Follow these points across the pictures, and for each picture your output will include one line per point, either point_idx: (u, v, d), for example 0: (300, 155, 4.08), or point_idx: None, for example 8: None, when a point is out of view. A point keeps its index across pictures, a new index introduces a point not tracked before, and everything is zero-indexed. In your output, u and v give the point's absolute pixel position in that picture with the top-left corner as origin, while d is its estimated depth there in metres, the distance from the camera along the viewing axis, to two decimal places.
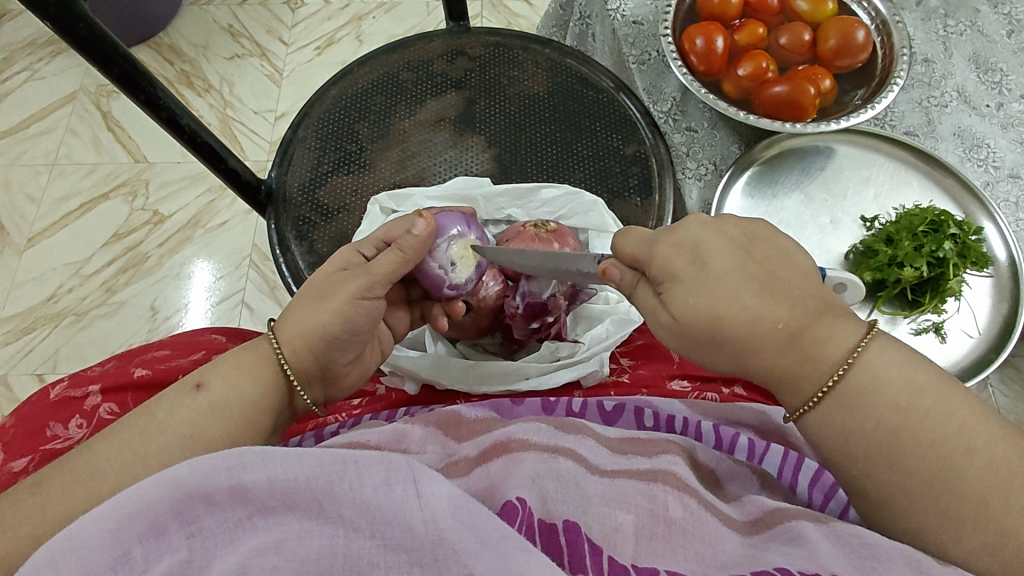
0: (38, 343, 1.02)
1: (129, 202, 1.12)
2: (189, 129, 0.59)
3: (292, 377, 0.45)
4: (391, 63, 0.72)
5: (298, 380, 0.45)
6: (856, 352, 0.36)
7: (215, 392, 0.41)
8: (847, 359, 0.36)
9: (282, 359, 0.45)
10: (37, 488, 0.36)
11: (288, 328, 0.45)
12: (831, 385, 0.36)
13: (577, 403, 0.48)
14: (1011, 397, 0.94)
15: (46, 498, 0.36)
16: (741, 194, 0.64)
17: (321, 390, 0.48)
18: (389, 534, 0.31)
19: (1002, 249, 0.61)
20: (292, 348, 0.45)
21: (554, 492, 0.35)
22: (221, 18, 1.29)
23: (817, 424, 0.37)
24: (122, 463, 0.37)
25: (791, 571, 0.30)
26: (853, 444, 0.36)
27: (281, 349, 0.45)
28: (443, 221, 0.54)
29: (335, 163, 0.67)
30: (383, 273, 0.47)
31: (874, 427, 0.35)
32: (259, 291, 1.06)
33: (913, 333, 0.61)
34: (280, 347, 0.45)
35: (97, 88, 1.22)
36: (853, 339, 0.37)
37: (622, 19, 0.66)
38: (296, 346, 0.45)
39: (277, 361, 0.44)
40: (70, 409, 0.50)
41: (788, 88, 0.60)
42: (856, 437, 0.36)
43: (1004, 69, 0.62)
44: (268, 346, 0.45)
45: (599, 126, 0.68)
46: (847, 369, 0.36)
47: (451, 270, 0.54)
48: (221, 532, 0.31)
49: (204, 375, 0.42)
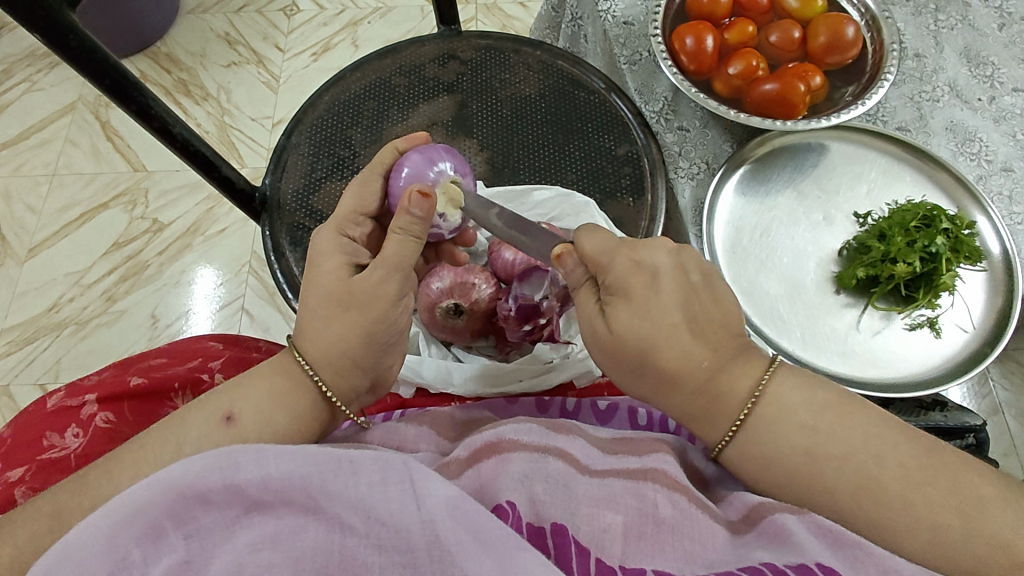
0: (40, 353, 1.03)
1: (128, 211, 1.13)
2: (181, 138, 0.60)
3: (330, 395, 0.45)
4: (384, 68, 0.72)
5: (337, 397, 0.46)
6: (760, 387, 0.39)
7: (244, 413, 0.42)
8: (750, 397, 0.39)
9: (315, 375, 0.45)
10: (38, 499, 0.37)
11: (310, 339, 0.46)
12: (741, 420, 0.39)
13: (571, 403, 0.49)
14: (1011, 391, 0.94)
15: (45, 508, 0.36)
16: (734, 193, 0.63)
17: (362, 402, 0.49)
18: (383, 534, 0.31)
19: (995, 243, 0.61)
20: (327, 372, 0.45)
21: (543, 494, 0.35)
22: (217, 26, 1.30)
23: (762, 423, 0.39)
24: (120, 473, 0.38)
25: (777, 565, 0.31)
26: (775, 469, 0.38)
27: (316, 372, 0.45)
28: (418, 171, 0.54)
29: (328, 169, 0.67)
30: (391, 258, 0.46)
31: (791, 447, 0.38)
32: (258, 297, 1.06)
33: (907, 328, 0.60)
34: (314, 369, 0.45)
35: (95, 98, 1.23)
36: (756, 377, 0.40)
37: (614, 20, 0.66)
38: (327, 359, 0.45)
39: (315, 383, 0.45)
40: (66, 418, 0.51)
41: (778, 86, 0.60)
42: (778, 461, 0.38)
43: (995, 63, 0.64)
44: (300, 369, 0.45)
45: (590, 127, 0.69)
46: (752, 406, 0.39)
47: (442, 220, 0.55)
48: (218, 531, 0.31)
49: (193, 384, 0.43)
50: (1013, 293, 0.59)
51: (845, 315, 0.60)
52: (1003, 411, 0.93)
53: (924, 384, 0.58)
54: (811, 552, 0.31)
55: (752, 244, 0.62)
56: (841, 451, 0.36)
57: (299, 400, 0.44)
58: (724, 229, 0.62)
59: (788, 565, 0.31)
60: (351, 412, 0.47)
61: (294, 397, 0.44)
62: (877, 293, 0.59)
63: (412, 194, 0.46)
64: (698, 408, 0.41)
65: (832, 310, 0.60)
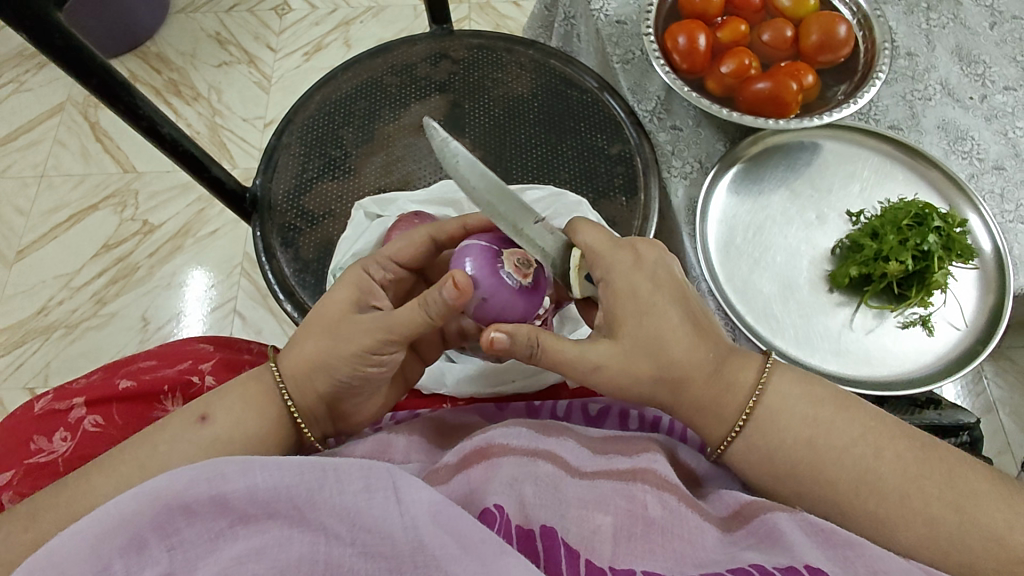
0: (28, 356, 1.01)
1: (119, 213, 1.13)
2: (170, 138, 0.59)
3: (296, 414, 0.45)
4: (375, 68, 0.72)
5: (303, 418, 0.45)
6: (762, 381, 0.41)
7: (227, 418, 0.43)
8: (749, 402, 0.41)
9: (284, 391, 0.44)
10: (36, 521, 0.37)
11: (291, 352, 0.45)
12: (749, 413, 0.40)
13: (562, 407, 0.48)
14: (1005, 388, 0.94)
15: (41, 528, 0.37)
16: (726, 193, 0.63)
17: (329, 425, 0.47)
18: (370, 540, 0.30)
19: (988, 241, 0.60)
20: (296, 386, 0.45)
21: (533, 496, 0.35)
22: (208, 26, 1.29)
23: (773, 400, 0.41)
24: (117, 488, 0.39)
25: (765, 566, 0.30)
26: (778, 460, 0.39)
27: (285, 385, 0.45)
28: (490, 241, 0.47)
29: (319, 169, 0.67)
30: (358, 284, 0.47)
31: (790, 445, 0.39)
32: (250, 299, 1.06)
33: (900, 326, 0.60)
34: (285, 382, 0.45)
35: (85, 99, 1.22)
36: (756, 368, 0.42)
37: (606, 19, 0.67)
38: (296, 380, 0.44)
39: (282, 398, 0.44)
40: (54, 422, 0.50)
41: (771, 84, 0.60)
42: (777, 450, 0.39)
43: (987, 62, 0.64)
44: (272, 377, 0.45)
45: (584, 125, 0.69)
46: (756, 399, 0.41)
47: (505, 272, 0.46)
48: (203, 543, 0.30)
49: (217, 413, 0.43)
50: (1005, 291, 0.59)
51: (839, 314, 0.60)
52: (997, 409, 0.93)
53: (918, 383, 0.58)
54: (799, 553, 0.31)
55: (745, 243, 0.61)
56: (840, 442, 0.38)
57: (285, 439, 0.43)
58: (718, 228, 0.62)
59: (776, 567, 0.30)
60: (310, 433, 0.46)
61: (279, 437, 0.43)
62: (870, 291, 0.59)
63: (448, 282, 0.41)
64: (706, 402, 0.41)
65: (824, 308, 0.60)
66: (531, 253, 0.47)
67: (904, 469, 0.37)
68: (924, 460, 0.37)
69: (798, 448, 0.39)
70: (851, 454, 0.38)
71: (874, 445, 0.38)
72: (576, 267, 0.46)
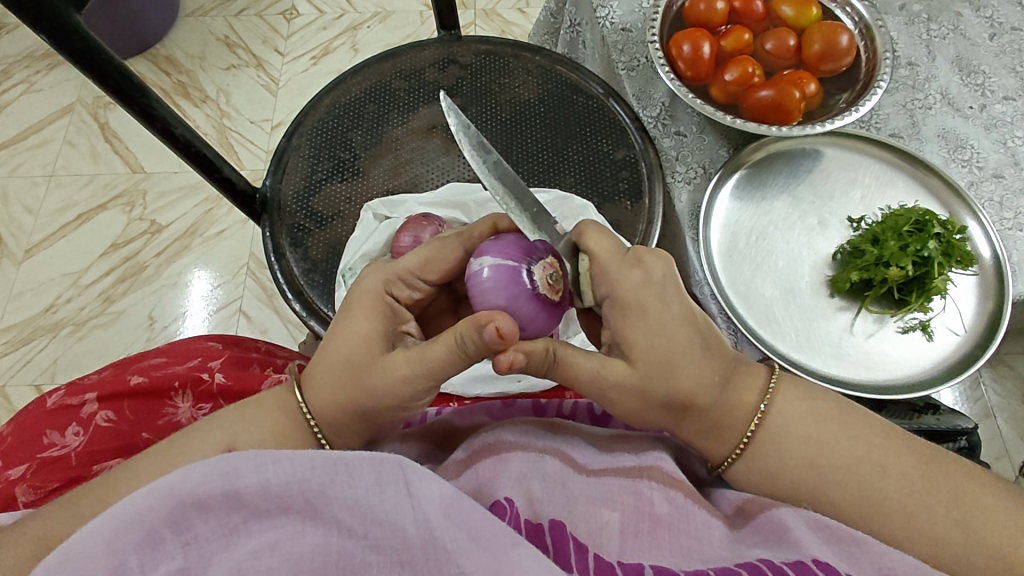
0: (35, 353, 1.02)
1: (127, 212, 1.13)
2: (183, 139, 0.60)
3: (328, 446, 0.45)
4: (383, 71, 0.73)
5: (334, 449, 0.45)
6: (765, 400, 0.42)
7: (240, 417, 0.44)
8: (753, 417, 0.42)
9: (313, 423, 0.44)
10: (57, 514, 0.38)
11: (315, 383, 0.44)
12: (751, 434, 0.41)
13: (567, 406, 0.49)
14: (1003, 395, 0.95)
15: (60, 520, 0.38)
16: (729, 198, 0.63)
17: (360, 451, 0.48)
18: (381, 534, 0.31)
19: (986, 248, 0.61)
20: (327, 422, 0.44)
21: (540, 493, 0.36)
22: (217, 29, 1.31)
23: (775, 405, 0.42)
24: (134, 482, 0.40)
25: (772, 561, 0.31)
26: (782, 464, 0.40)
27: (313, 419, 0.44)
28: (511, 247, 0.47)
29: (328, 171, 0.67)
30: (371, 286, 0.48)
31: (793, 448, 0.40)
32: (256, 299, 1.07)
33: (900, 331, 0.61)
34: (313, 417, 0.44)
35: (94, 99, 1.23)
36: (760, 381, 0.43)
37: (611, 26, 0.68)
38: (318, 406, 0.44)
39: (311, 430, 0.44)
40: (67, 417, 0.51)
41: (774, 92, 0.61)
42: (779, 453, 0.40)
43: (986, 72, 0.65)
44: (298, 410, 0.45)
45: (589, 131, 0.70)
46: (759, 418, 0.41)
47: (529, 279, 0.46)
48: (216, 539, 0.31)
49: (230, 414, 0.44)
50: (1003, 297, 0.60)
51: (839, 319, 0.61)
52: (995, 414, 0.94)
53: (919, 387, 0.58)
54: (806, 547, 0.32)
55: (747, 248, 0.62)
56: (841, 445, 0.39)
57: (296, 437, 0.44)
58: (721, 233, 0.63)
59: (784, 562, 0.31)
60: None
61: (290, 433, 0.44)
62: (870, 296, 0.60)
63: (488, 329, 0.38)
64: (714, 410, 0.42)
65: (825, 313, 0.61)
66: (557, 262, 0.47)
67: (904, 471, 0.38)
68: (924, 463, 0.38)
69: (799, 449, 0.40)
70: (852, 458, 0.38)
71: (875, 447, 0.39)
72: (586, 272, 0.47)
